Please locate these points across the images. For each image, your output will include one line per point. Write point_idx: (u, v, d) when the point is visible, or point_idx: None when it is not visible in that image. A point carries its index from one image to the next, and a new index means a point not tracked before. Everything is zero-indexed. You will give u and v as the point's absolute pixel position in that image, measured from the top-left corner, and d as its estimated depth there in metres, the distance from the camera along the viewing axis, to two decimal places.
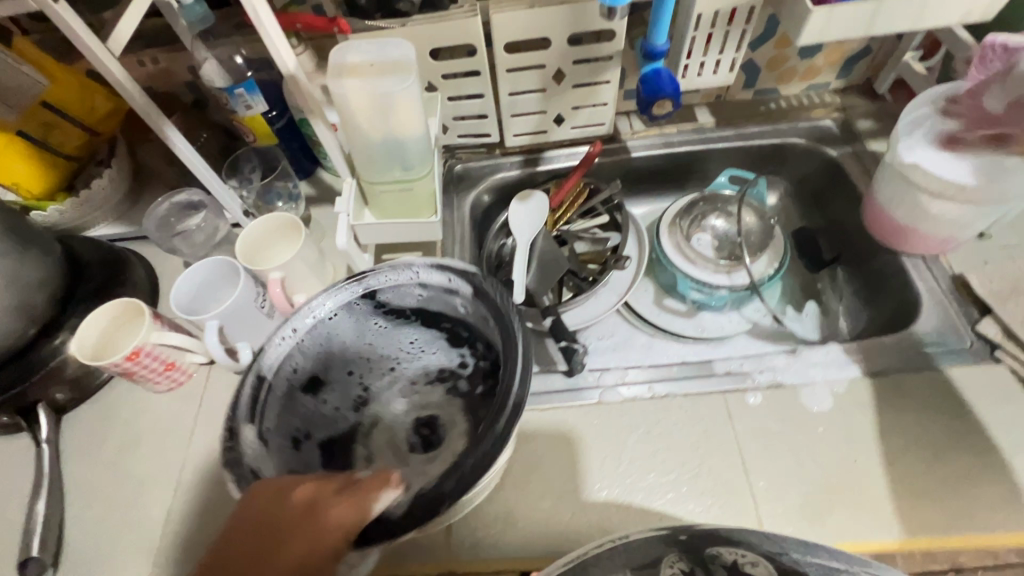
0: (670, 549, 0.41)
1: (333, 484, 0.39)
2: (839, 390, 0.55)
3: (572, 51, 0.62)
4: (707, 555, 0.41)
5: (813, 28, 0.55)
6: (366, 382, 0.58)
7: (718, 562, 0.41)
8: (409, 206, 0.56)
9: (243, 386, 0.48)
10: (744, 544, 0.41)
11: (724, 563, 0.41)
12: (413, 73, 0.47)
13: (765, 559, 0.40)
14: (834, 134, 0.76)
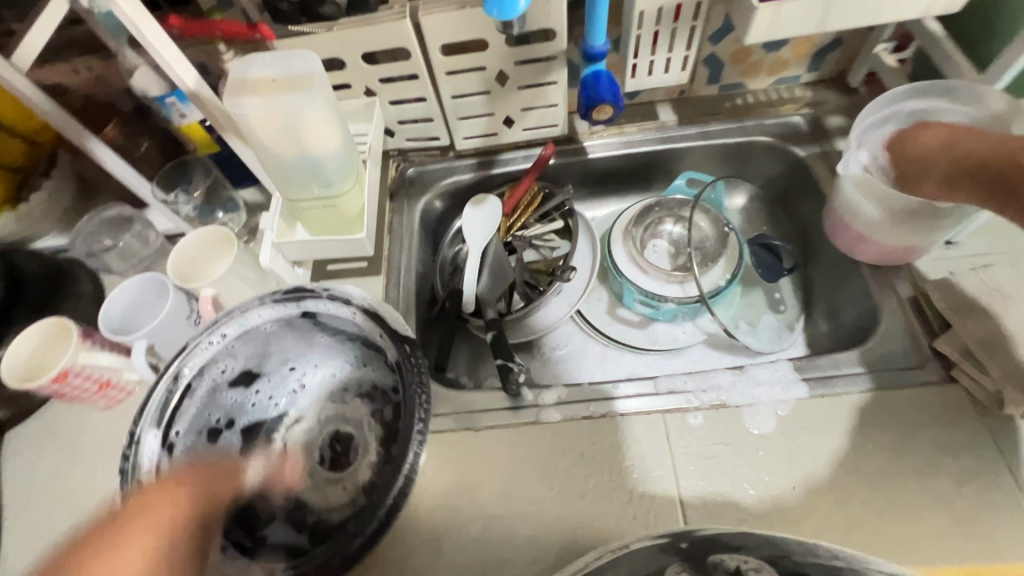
0: (671, 559, 0.42)
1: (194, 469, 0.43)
2: (784, 411, 0.53)
3: (511, 52, 0.59)
4: (708, 563, 0.42)
5: (762, 25, 0.51)
6: (303, 378, 0.60)
7: (720, 569, 0.41)
8: (337, 222, 0.54)
9: (156, 388, 0.49)
10: (746, 549, 0.41)
11: (727, 569, 0.41)
12: (317, 87, 0.45)
13: (769, 565, 0.41)
14: (803, 132, 0.72)
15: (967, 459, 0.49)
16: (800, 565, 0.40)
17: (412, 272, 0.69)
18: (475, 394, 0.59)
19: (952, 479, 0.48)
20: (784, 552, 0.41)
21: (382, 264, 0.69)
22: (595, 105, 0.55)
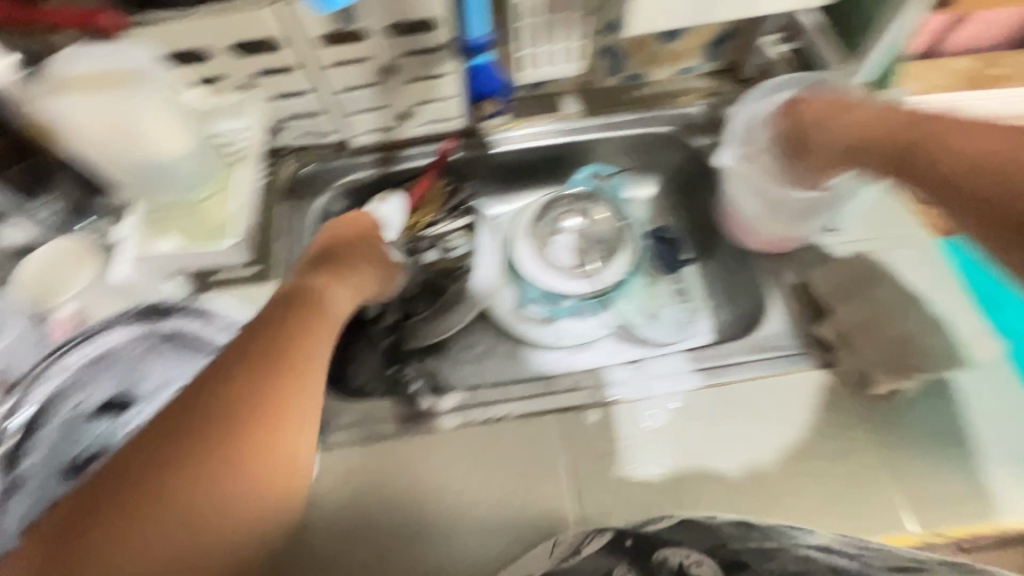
0: (619, 560, 0.46)
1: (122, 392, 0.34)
2: (677, 404, 0.54)
3: (394, 44, 0.56)
4: (654, 562, 0.46)
5: (641, 16, 0.50)
6: None
7: (665, 567, 0.45)
8: (202, 230, 0.50)
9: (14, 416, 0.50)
10: (688, 545, 0.46)
11: (672, 566, 0.45)
12: (145, 80, 0.42)
13: (708, 557, 0.45)
14: (702, 122, 0.73)
15: (844, 437, 0.51)
16: (736, 551, 0.45)
17: None
18: (372, 404, 0.56)
19: (830, 457, 0.51)
20: (720, 543, 0.46)
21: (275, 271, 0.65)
22: None
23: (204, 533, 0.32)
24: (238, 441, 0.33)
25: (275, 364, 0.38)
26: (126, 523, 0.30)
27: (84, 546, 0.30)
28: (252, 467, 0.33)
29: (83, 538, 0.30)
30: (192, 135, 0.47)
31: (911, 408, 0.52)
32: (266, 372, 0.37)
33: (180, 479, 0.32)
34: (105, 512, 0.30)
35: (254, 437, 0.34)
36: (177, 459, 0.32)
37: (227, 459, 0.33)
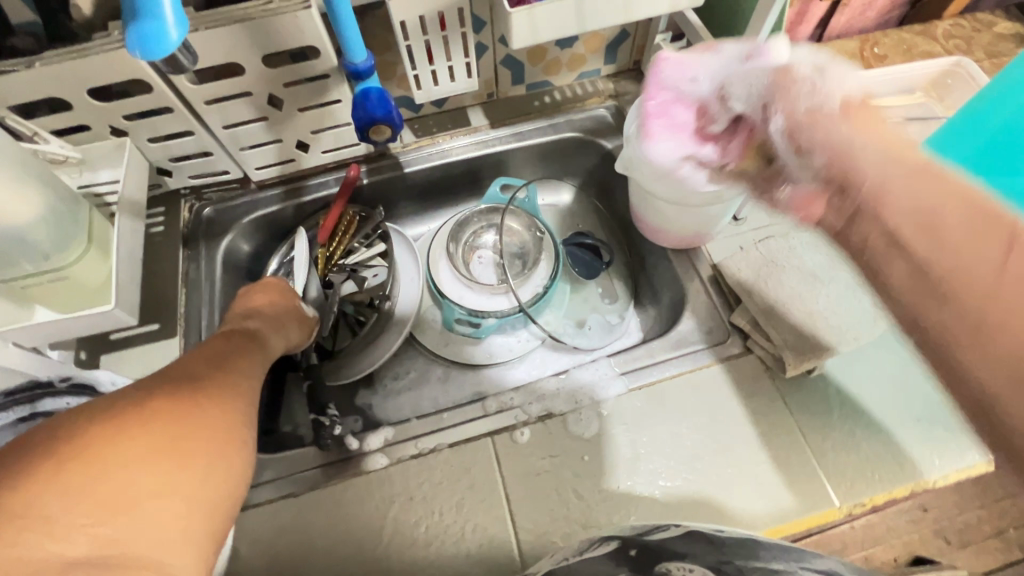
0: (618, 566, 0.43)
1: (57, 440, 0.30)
2: (606, 411, 0.54)
3: (275, 75, 0.53)
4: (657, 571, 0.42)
5: (522, 29, 0.50)
6: None
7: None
8: (77, 296, 0.46)
9: None
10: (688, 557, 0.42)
11: None
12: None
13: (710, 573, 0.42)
14: (609, 124, 0.74)
15: (766, 424, 0.53)
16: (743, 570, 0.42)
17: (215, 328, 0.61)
18: (294, 453, 0.54)
19: (755, 445, 0.52)
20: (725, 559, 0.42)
21: (178, 324, 0.60)
22: (369, 126, 0.52)
23: (162, 519, 0.30)
24: (188, 435, 0.33)
25: (222, 379, 0.40)
26: (71, 511, 0.27)
27: (27, 535, 0.26)
28: (205, 453, 0.34)
29: (27, 527, 0.26)
30: (45, 194, 0.42)
31: (825, 386, 0.54)
32: (218, 385, 0.39)
33: (131, 466, 0.30)
34: (52, 500, 0.27)
35: (202, 431, 0.34)
36: (133, 444, 0.31)
37: (181, 449, 0.32)
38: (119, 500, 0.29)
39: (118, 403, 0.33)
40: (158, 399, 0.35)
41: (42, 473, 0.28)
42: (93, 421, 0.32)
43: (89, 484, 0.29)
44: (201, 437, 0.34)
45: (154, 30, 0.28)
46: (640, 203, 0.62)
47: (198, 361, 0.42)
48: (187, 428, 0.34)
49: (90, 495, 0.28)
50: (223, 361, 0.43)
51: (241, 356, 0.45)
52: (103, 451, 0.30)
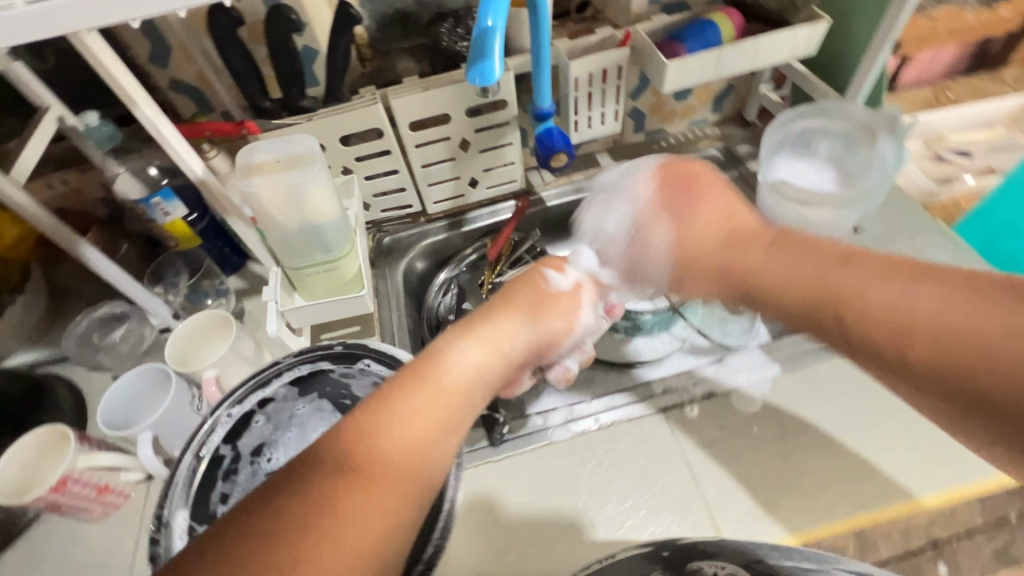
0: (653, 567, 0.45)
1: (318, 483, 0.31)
2: (764, 390, 0.61)
3: (472, 122, 0.69)
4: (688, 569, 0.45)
5: (673, 77, 0.63)
6: None
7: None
8: (337, 284, 0.58)
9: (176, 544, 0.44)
10: (720, 556, 0.45)
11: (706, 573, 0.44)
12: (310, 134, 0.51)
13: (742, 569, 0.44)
14: (720, 160, 0.85)
15: None
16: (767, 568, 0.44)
17: (404, 330, 0.73)
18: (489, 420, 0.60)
19: (913, 419, 0.57)
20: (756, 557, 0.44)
21: (374, 326, 0.73)
22: (551, 155, 0.65)
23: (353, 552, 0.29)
24: (363, 488, 0.31)
25: (399, 420, 0.36)
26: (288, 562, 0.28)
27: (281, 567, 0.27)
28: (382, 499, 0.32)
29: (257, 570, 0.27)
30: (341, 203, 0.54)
31: None
32: (396, 438, 0.35)
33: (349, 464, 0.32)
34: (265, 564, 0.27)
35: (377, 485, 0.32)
36: (303, 512, 0.29)
37: (347, 496, 0.31)
38: (298, 513, 0.29)
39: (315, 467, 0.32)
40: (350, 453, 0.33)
41: (249, 516, 0.29)
42: (295, 494, 0.30)
43: (311, 467, 0.31)
44: (403, 427, 0.35)
45: (490, 66, 0.41)
46: (791, 177, 0.66)
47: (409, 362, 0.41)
48: (367, 485, 0.32)
49: (314, 478, 0.31)
50: (445, 364, 0.41)
51: (462, 353, 0.43)
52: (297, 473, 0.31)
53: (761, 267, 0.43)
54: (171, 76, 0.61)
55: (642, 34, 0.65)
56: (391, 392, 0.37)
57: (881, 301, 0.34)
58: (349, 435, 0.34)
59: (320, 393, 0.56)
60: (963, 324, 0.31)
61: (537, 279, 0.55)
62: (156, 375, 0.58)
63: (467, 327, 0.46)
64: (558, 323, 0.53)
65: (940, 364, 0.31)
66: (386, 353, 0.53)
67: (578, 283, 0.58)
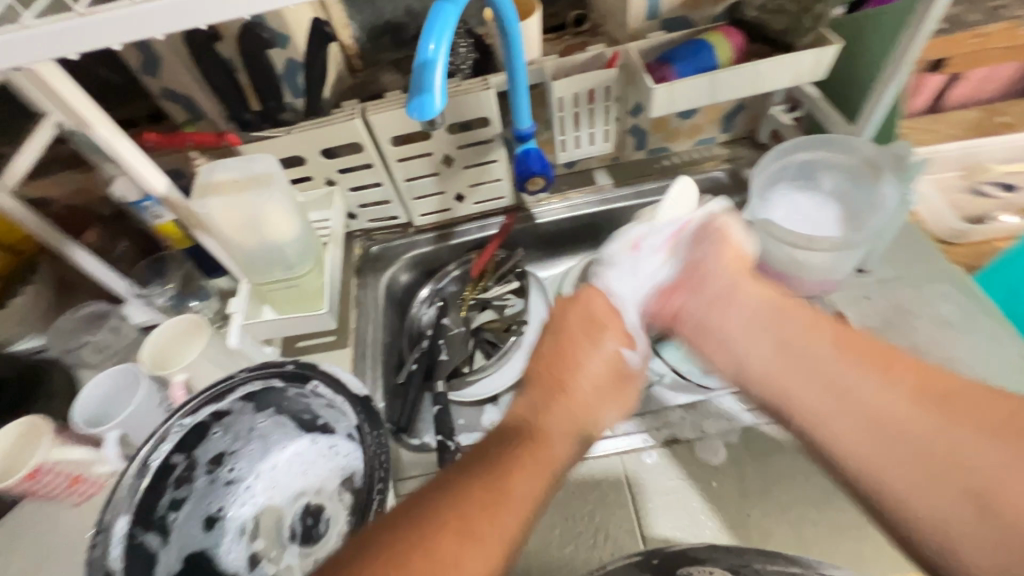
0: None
1: (429, 524, 0.37)
2: (732, 439, 0.57)
3: (454, 138, 0.67)
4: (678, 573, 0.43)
5: (661, 101, 0.60)
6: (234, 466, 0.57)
7: None
8: (300, 299, 0.59)
9: (111, 551, 0.46)
10: (710, 560, 0.43)
11: None
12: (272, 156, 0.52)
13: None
14: (725, 184, 0.80)
15: None
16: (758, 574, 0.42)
17: (378, 342, 0.73)
18: None
19: None
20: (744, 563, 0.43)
21: (349, 337, 0.73)
22: (527, 177, 0.63)
23: None
24: (459, 554, 0.36)
25: (514, 481, 0.42)
26: None
27: None
28: (480, 549, 0.37)
29: None
30: (302, 222, 0.54)
31: None
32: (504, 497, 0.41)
33: (485, 499, 0.40)
34: None
35: (474, 535, 0.38)
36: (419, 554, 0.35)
37: (449, 551, 0.36)
38: (453, 515, 0.38)
39: (423, 512, 0.38)
40: (451, 502, 0.39)
41: (399, 551, 0.35)
42: (408, 530, 0.37)
43: (469, 490, 0.40)
44: (526, 483, 0.43)
45: (427, 99, 0.40)
46: (789, 221, 0.61)
47: (512, 434, 0.48)
48: (472, 539, 0.37)
49: (448, 523, 0.38)
50: (545, 431, 0.49)
51: (559, 439, 0.49)
52: (434, 494, 0.40)
53: (819, 365, 0.47)
54: (162, 84, 0.63)
55: (633, 52, 0.62)
56: (491, 455, 0.44)
57: (880, 407, 0.42)
58: (474, 487, 0.41)
59: (276, 407, 0.56)
60: (950, 451, 0.39)
61: (611, 354, 0.57)
62: (128, 375, 0.62)
63: (567, 390, 0.54)
64: (631, 399, 0.56)
65: (912, 473, 0.39)
66: (334, 376, 0.52)
67: (645, 352, 0.59)
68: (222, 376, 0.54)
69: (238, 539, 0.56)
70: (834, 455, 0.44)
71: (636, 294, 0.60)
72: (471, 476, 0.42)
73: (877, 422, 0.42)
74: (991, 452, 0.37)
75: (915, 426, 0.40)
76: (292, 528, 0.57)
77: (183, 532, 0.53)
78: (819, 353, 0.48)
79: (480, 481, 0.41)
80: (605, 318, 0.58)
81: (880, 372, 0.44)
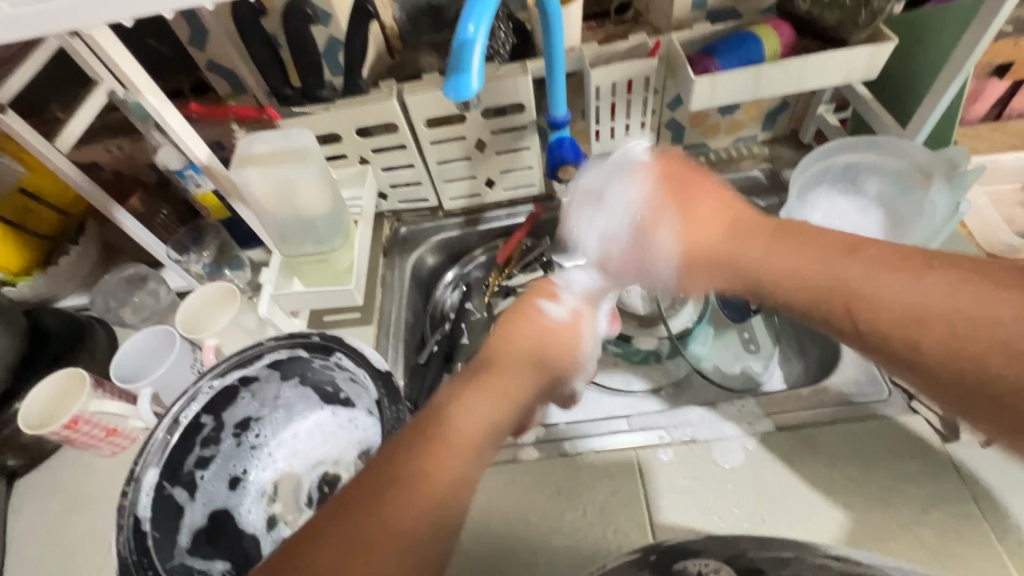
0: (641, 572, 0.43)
1: (331, 530, 0.33)
2: (752, 444, 0.56)
3: (489, 123, 0.67)
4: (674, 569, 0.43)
5: (701, 95, 0.58)
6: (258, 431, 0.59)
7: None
8: (329, 274, 0.60)
9: (140, 500, 0.48)
10: (705, 553, 0.44)
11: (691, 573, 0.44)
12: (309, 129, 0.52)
13: (726, 565, 0.44)
14: (763, 184, 0.77)
15: (926, 489, 0.51)
16: (754, 560, 0.44)
17: (401, 321, 0.74)
18: None
19: (919, 508, 0.50)
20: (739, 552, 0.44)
21: (374, 315, 0.75)
22: (560, 166, 0.63)
23: None
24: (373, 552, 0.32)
25: (426, 462, 0.35)
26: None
27: None
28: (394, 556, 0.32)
29: None
30: (336, 197, 0.55)
31: (1000, 458, 0.52)
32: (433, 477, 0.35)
33: (386, 503, 0.33)
34: None
35: (375, 540, 0.32)
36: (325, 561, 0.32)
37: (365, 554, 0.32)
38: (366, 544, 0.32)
39: (326, 521, 0.33)
40: (355, 496, 0.34)
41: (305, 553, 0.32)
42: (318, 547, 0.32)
43: (379, 486, 0.34)
44: (446, 463, 0.35)
45: (465, 81, 0.39)
46: (829, 223, 0.59)
47: (422, 422, 0.38)
48: (375, 537, 0.32)
49: (356, 515, 0.33)
50: (454, 422, 0.38)
51: (466, 410, 0.39)
52: (373, 473, 0.35)
53: (785, 254, 0.43)
54: (208, 57, 0.65)
55: (676, 43, 0.60)
56: (402, 446, 0.37)
57: (893, 296, 0.38)
58: (367, 476, 0.35)
59: (301, 376, 0.58)
60: (962, 311, 0.35)
61: (531, 311, 0.47)
62: (164, 336, 0.64)
63: (476, 368, 0.42)
64: (558, 360, 0.45)
65: (946, 348, 0.35)
66: (357, 349, 0.53)
67: (578, 311, 0.48)
68: (250, 343, 0.55)
69: (260, 500, 0.58)
70: (860, 317, 0.39)
71: (595, 280, 0.53)
72: (379, 461, 0.36)
73: (912, 313, 0.37)
74: (994, 311, 0.34)
75: (910, 299, 0.37)
76: (308, 494, 0.59)
77: (209, 490, 0.55)
78: (788, 246, 0.43)
79: (383, 465, 0.35)
80: (536, 289, 0.50)
81: (882, 264, 0.39)
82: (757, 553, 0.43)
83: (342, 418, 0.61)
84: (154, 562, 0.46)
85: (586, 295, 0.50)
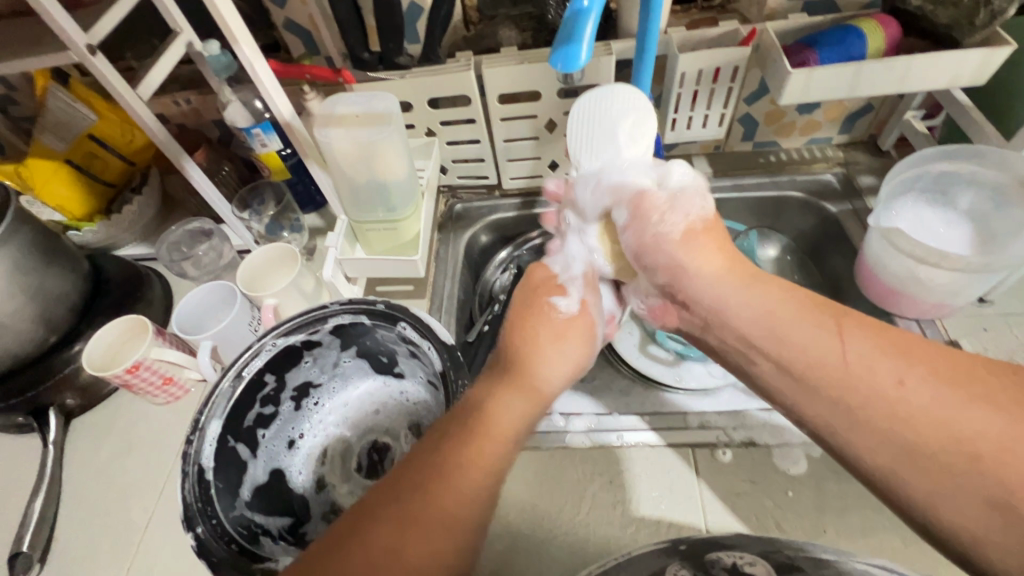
0: (671, 559, 0.41)
1: (359, 535, 0.34)
2: (815, 453, 0.54)
3: (564, 103, 0.65)
4: (707, 560, 0.41)
5: (795, 88, 0.56)
6: (316, 396, 0.60)
7: (718, 566, 0.40)
8: (395, 244, 0.59)
9: (205, 449, 0.48)
10: (739, 546, 0.42)
11: (725, 565, 0.41)
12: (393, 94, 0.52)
13: (761, 560, 0.41)
14: (835, 189, 0.74)
15: None
16: (792, 557, 0.40)
17: (453, 297, 0.73)
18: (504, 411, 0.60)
19: None
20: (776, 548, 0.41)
21: (426, 289, 0.74)
22: None
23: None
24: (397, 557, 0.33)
25: (451, 470, 0.37)
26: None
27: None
28: (428, 545, 0.34)
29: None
30: (411, 166, 0.55)
31: None
32: (460, 481, 0.37)
33: (434, 495, 0.36)
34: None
35: (407, 531, 0.34)
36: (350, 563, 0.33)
37: (396, 546, 0.34)
38: (389, 538, 0.34)
39: (365, 509, 0.36)
40: (393, 493, 0.36)
41: (338, 543, 0.34)
42: (364, 537, 0.34)
43: (410, 498, 0.36)
44: (470, 482, 0.37)
45: (575, 51, 0.38)
46: (912, 230, 0.57)
47: (460, 416, 0.42)
48: (408, 532, 0.34)
49: (391, 512, 0.35)
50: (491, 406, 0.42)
51: (506, 407, 0.43)
52: (410, 475, 0.38)
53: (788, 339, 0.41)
54: (287, 15, 0.64)
55: (771, 32, 0.58)
56: (428, 455, 0.39)
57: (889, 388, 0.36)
58: (399, 477, 0.38)
59: (363, 344, 0.58)
60: (938, 414, 0.34)
61: (543, 312, 0.50)
62: (226, 292, 0.65)
63: (508, 377, 0.46)
64: (581, 351, 0.49)
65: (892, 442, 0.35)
66: (423, 321, 0.52)
67: (585, 301, 0.52)
68: (314, 305, 0.55)
69: (310, 462, 0.59)
70: (861, 400, 0.36)
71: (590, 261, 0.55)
72: (400, 471, 0.38)
73: (898, 413, 0.35)
74: (969, 414, 0.33)
75: (912, 396, 0.35)
76: (358, 460, 0.60)
77: (270, 449, 0.56)
78: (797, 335, 0.40)
79: (400, 475, 0.38)
80: (542, 283, 0.53)
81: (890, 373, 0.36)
82: (795, 552, 0.40)
83: (396, 390, 0.61)
84: (217, 510, 0.46)
85: (587, 280, 0.54)
